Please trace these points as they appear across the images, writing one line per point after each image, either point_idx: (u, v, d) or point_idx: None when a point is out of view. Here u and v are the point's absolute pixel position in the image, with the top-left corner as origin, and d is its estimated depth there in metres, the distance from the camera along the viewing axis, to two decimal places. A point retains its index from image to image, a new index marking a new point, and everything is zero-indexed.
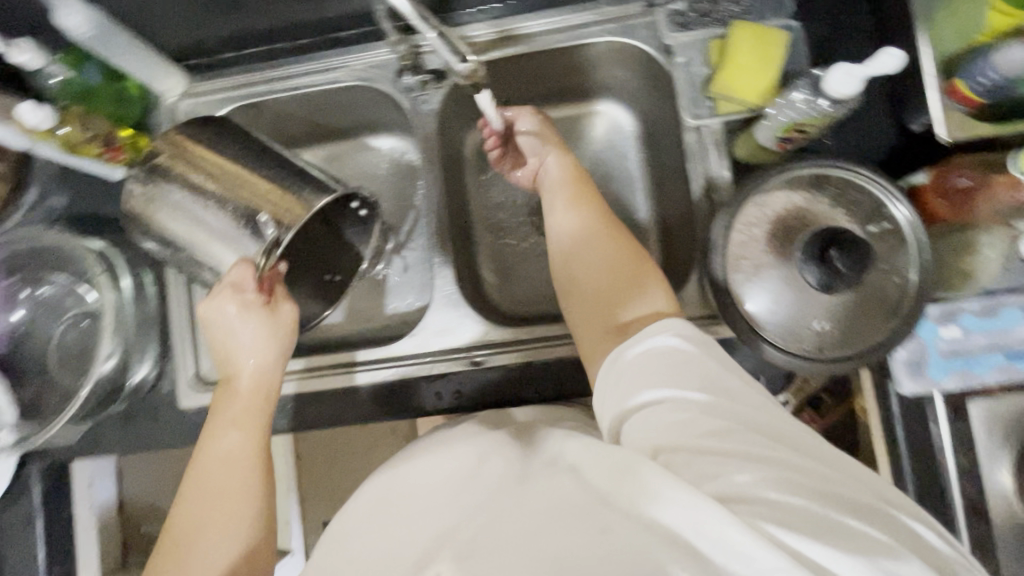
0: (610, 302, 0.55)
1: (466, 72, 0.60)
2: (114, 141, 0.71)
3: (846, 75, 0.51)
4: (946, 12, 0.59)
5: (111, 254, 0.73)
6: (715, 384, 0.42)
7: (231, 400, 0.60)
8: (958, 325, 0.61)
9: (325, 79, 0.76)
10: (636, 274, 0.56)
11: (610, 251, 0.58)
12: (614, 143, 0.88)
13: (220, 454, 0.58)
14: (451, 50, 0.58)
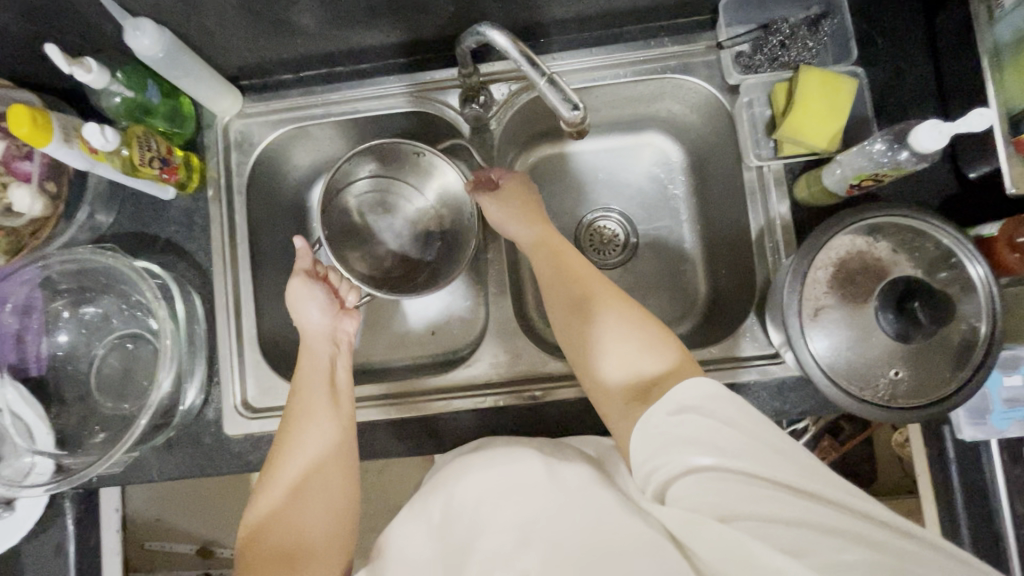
0: (609, 331, 0.58)
1: (574, 120, 0.56)
2: (171, 162, 0.69)
3: (934, 133, 0.51)
4: (1013, 69, 0.60)
5: (164, 276, 0.71)
6: (739, 434, 0.47)
7: (309, 365, 0.64)
8: (1019, 374, 0.62)
9: (383, 105, 0.76)
10: (634, 321, 0.57)
11: (588, 284, 0.63)
12: (661, 175, 0.89)
13: (300, 410, 0.60)
14: (558, 92, 0.55)
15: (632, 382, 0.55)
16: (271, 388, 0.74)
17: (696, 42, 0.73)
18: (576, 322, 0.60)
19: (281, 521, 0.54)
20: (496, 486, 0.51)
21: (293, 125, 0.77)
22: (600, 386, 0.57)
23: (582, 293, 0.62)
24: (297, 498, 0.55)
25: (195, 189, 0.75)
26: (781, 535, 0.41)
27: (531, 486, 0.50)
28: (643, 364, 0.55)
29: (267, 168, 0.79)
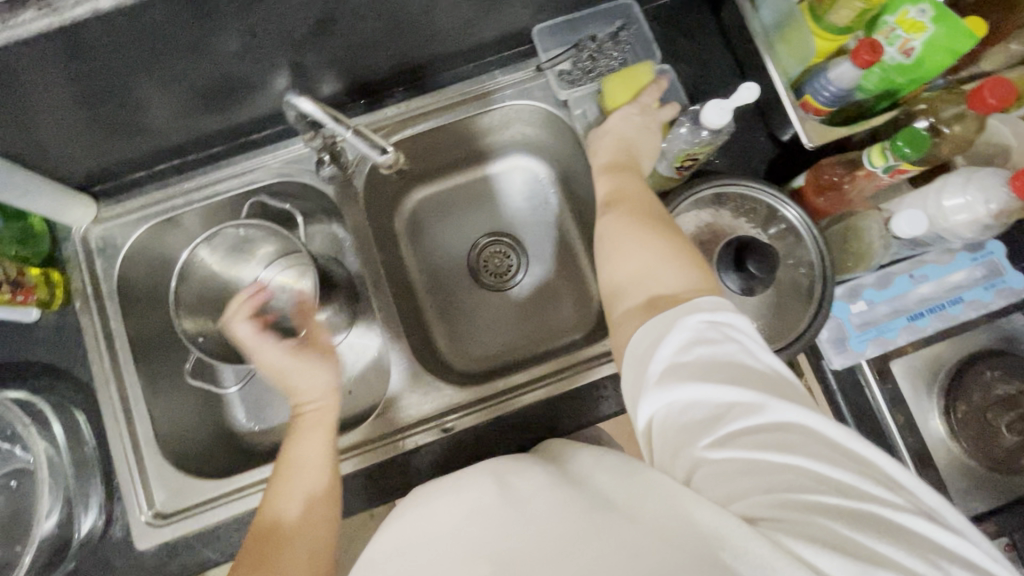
0: (633, 247, 0.54)
1: (388, 161, 0.67)
2: (24, 282, 0.69)
3: (719, 109, 0.59)
4: (782, 43, 0.70)
5: (33, 400, 0.68)
6: (722, 367, 0.41)
7: (320, 425, 0.70)
8: (863, 299, 0.70)
9: (243, 182, 0.78)
10: (665, 234, 0.54)
11: (614, 211, 0.59)
12: (535, 191, 0.94)
13: (305, 470, 0.65)
14: (367, 142, 0.65)
15: (646, 291, 0.50)
16: (180, 488, 0.71)
17: (522, 69, 0.80)
18: (612, 232, 0.57)
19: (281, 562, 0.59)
20: (454, 520, 0.44)
21: (154, 219, 0.76)
22: (619, 291, 0.53)
23: (609, 216, 0.59)
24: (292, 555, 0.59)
25: (61, 304, 0.73)
26: (727, 465, 0.37)
27: (488, 508, 0.44)
28: (668, 283, 0.50)
29: (138, 268, 0.78)
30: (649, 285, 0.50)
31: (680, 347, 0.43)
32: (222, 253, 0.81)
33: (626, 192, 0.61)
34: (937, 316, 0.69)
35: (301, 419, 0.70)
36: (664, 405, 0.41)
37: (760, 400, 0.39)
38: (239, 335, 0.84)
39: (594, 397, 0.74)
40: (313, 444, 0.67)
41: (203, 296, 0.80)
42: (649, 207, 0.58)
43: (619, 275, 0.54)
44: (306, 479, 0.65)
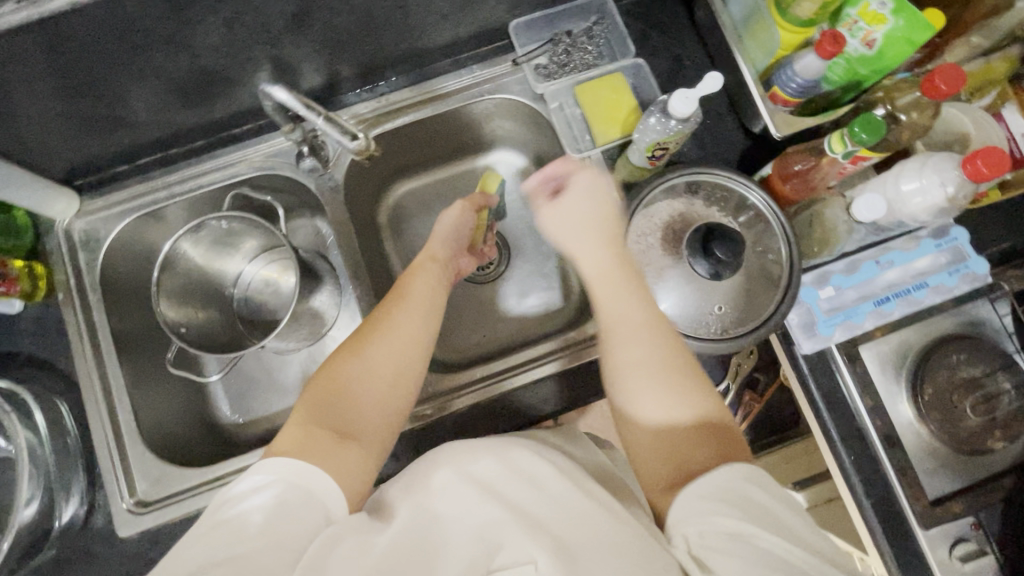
0: (654, 391, 0.51)
1: (358, 147, 0.72)
2: (7, 274, 0.70)
3: (684, 99, 0.61)
4: (751, 37, 0.72)
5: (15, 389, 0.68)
6: (757, 502, 0.42)
7: (409, 333, 0.61)
8: (831, 285, 0.72)
9: (225, 175, 0.79)
10: (695, 392, 0.51)
11: (628, 338, 0.55)
12: (517, 185, 0.96)
13: (384, 370, 0.58)
14: (340, 130, 0.69)
15: (678, 463, 0.48)
16: (161, 477, 0.72)
17: (500, 64, 0.81)
18: (630, 368, 0.53)
19: (350, 456, 0.52)
20: (515, 489, 0.45)
21: (137, 212, 0.77)
22: (639, 451, 0.51)
23: (623, 348, 0.55)
24: (365, 398, 0.56)
25: (44, 296, 0.74)
26: (766, 570, 0.38)
27: (534, 493, 0.45)
28: (681, 422, 0.50)
29: (122, 260, 0.79)
30: (664, 435, 0.49)
31: (734, 480, 0.43)
32: (205, 246, 0.82)
33: (641, 300, 0.58)
34: (902, 300, 0.71)
35: (393, 318, 0.62)
36: (712, 521, 0.41)
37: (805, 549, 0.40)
38: (222, 327, 0.85)
39: (571, 386, 0.76)
40: (401, 351, 0.60)
41: (183, 285, 0.80)
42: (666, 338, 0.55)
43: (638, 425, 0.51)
44: (387, 389, 0.58)
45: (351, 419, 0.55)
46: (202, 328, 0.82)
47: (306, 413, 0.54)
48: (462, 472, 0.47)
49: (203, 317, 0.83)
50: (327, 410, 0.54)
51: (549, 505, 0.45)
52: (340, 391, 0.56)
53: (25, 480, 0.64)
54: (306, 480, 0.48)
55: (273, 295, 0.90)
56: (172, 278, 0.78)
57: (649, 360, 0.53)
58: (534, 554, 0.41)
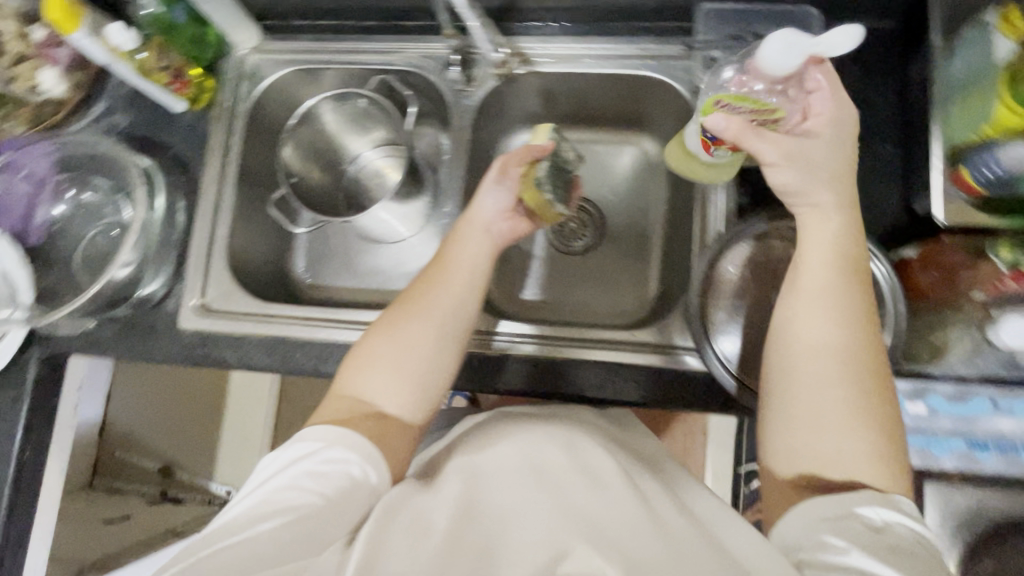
0: (833, 402, 0.48)
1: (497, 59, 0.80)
2: (183, 76, 0.79)
3: (787, 48, 0.51)
4: (960, 105, 0.62)
5: (155, 172, 0.79)
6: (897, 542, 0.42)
7: (440, 314, 0.62)
8: (925, 403, 0.61)
9: (380, 60, 0.83)
10: (880, 422, 0.48)
11: (826, 340, 0.50)
12: (639, 175, 0.93)
13: (418, 347, 0.60)
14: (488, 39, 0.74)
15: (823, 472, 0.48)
16: (230, 293, 0.81)
17: (672, 44, 0.78)
18: (821, 364, 0.49)
19: (392, 430, 0.56)
20: (572, 472, 0.50)
21: (299, 65, 0.85)
22: (791, 452, 0.49)
23: (815, 347, 0.50)
24: (390, 371, 0.58)
25: (203, 105, 0.83)
26: None
27: (590, 479, 0.50)
28: (854, 449, 0.47)
29: (272, 102, 0.87)
30: (829, 449, 0.48)
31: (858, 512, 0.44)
32: (343, 117, 0.87)
33: (863, 326, 0.51)
34: (1002, 456, 0.61)
35: (425, 300, 0.63)
36: (839, 555, 0.41)
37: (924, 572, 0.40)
38: (325, 193, 0.92)
39: (603, 378, 0.74)
40: (437, 331, 0.61)
41: (306, 144, 0.87)
42: (874, 351, 0.50)
43: (794, 427, 0.49)
44: (421, 366, 0.59)
45: (376, 391, 0.58)
46: (307, 186, 0.88)
47: (353, 388, 0.58)
48: (520, 452, 0.53)
49: (312, 177, 0.89)
50: (357, 379, 0.58)
51: (608, 512, 0.47)
52: (366, 364, 0.59)
53: (130, 245, 0.74)
54: (354, 449, 0.52)
55: (376, 180, 0.95)
56: (296, 133, 0.84)
57: (857, 364, 0.49)
58: (599, 564, 0.43)
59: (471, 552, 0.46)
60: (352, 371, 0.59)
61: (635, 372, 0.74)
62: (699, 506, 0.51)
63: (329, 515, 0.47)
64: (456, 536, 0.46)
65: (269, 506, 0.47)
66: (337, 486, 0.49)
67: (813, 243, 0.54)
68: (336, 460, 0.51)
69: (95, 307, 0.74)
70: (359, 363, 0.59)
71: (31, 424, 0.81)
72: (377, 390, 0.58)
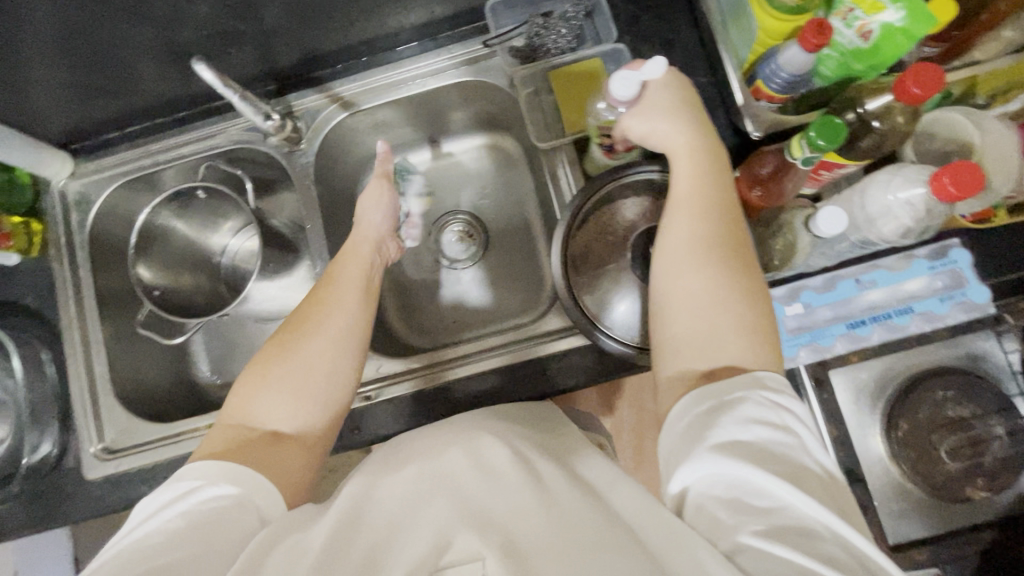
0: (694, 294, 0.50)
1: (269, 126, 0.73)
2: (0, 229, 0.75)
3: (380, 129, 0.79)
4: (735, 26, 0.67)
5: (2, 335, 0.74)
6: (767, 434, 0.41)
7: (338, 325, 0.62)
8: (800, 302, 0.65)
9: (205, 146, 0.81)
10: (748, 305, 0.49)
11: (689, 242, 0.53)
12: (501, 172, 0.94)
13: (320, 361, 0.59)
14: (252, 109, 0.71)
15: (710, 359, 0.48)
16: (129, 427, 0.77)
17: (477, 44, 0.78)
18: (674, 257, 0.53)
19: (280, 454, 0.54)
20: (468, 469, 0.48)
21: (124, 177, 0.82)
22: (679, 355, 0.50)
23: (673, 252, 0.53)
24: (275, 392, 0.57)
25: (38, 252, 0.79)
26: (735, 512, 0.39)
27: (486, 472, 0.47)
28: (729, 334, 0.48)
29: (110, 222, 0.83)
30: (709, 341, 0.49)
31: (735, 408, 0.43)
32: (189, 216, 0.85)
33: (714, 219, 0.54)
34: (881, 325, 0.65)
35: (331, 309, 0.63)
36: (702, 465, 0.41)
37: (789, 462, 0.40)
38: (199, 293, 0.88)
39: (516, 383, 0.75)
40: (334, 348, 0.60)
41: (162, 252, 0.83)
42: (721, 222, 0.54)
43: (675, 324, 0.51)
44: (323, 379, 0.59)
45: (258, 414, 0.57)
46: (173, 296, 0.83)
47: (241, 414, 0.57)
48: (413, 464, 0.50)
49: (178, 284, 0.85)
50: (235, 413, 0.57)
51: (498, 505, 0.45)
52: (248, 395, 0.58)
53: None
54: (236, 485, 0.50)
55: (248, 261, 0.93)
56: (141, 242, 0.79)
57: (708, 247, 0.52)
58: (484, 553, 0.42)
59: (354, 568, 0.42)
60: (233, 405, 0.58)
61: (545, 365, 0.75)
62: (595, 471, 0.48)
63: (195, 555, 0.44)
64: (337, 547, 0.43)
65: (126, 561, 0.43)
66: (208, 531, 0.45)
67: (679, 154, 0.57)
68: (212, 501, 0.48)
69: None
70: (237, 398, 0.58)
71: None
72: (260, 413, 0.57)
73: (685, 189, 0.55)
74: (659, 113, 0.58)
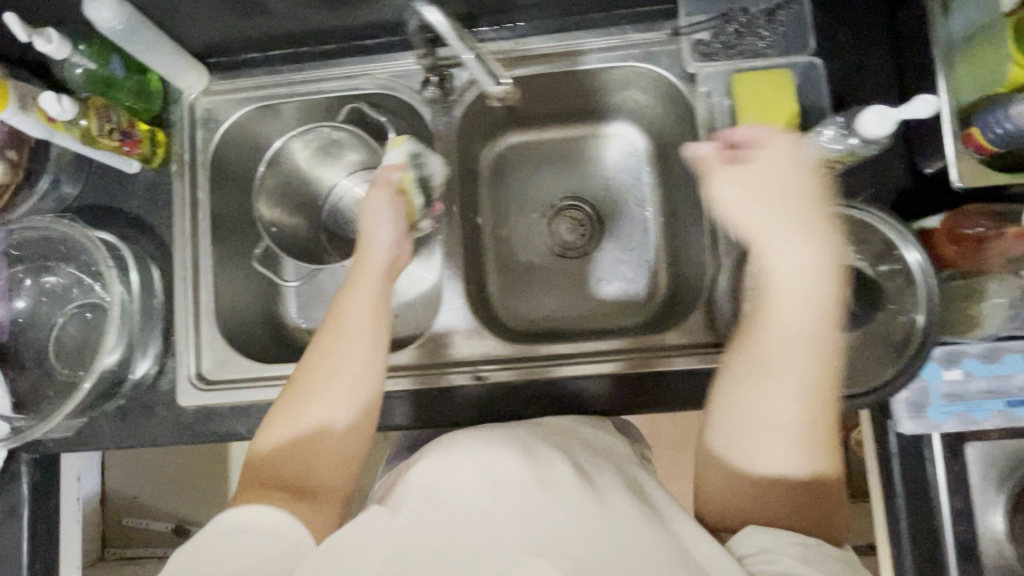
0: (775, 428, 0.49)
1: (499, 91, 0.72)
2: (133, 134, 0.70)
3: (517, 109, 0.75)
4: (965, 60, 0.61)
5: (123, 247, 0.72)
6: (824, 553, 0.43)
7: (330, 382, 0.58)
8: (959, 368, 0.63)
9: (346, 85, 0.77)
10: (823, 453, 0.50)
11: (790, 386, 0.50)
12: (629, 166, 0.91)
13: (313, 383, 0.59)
14: (484, 70, 0.68)
15: (767, 509, 0.48)
16: (225, 360, 0.75)
17: (657, 30, 0.73)
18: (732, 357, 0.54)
19: (323, 466, 0.56)
20: (531, 481, 0.44)
21: (257, 102, 0.78)
22: (727, 484, 0.51)
23: (753, 398, 0.51)
24: (303, 429, 0.57)
25: (159, 164, 0.76)
26: None
27: (546, 486, 0.44)
28: (796, 477, 0.49)
29: (233, 146, 0.79)
30: (770, 483, 0.49)
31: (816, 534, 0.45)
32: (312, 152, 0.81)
33: (817, 360, 0.51)
34: None
35: (341, 350, 0.59)
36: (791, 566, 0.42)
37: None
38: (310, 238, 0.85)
39: (633, 392, 0.69)
40: (339, 403, 0.58)
41: (281, 189, 0.81)
42: (824, 360, 0.51)
43: (734, 451, 0.50)
44: (328, 448, 0.57)
45: (275, 444, 0.56)
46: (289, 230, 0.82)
47: (262, 441, 0.57)
48: (477, 465, 0.46)
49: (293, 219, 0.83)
50: (280, 406, 0.58)
51: (559, 522, 0.41)
52: (287, 412, 0.57)
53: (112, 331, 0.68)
54: (286, 526, 0.48)
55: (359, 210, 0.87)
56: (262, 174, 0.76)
57: (811, 403, 0.50)
58: None
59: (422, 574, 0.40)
60: (273, 413, 0.58)
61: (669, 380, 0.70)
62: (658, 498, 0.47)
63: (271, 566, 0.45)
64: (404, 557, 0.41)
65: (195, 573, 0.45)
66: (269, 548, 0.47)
67: (789, 266, 0.52)
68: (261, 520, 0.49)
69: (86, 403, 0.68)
70: (280, 403, 0.59)
71: (36, 531, 0.75)
72: (267, 438, 0.57)
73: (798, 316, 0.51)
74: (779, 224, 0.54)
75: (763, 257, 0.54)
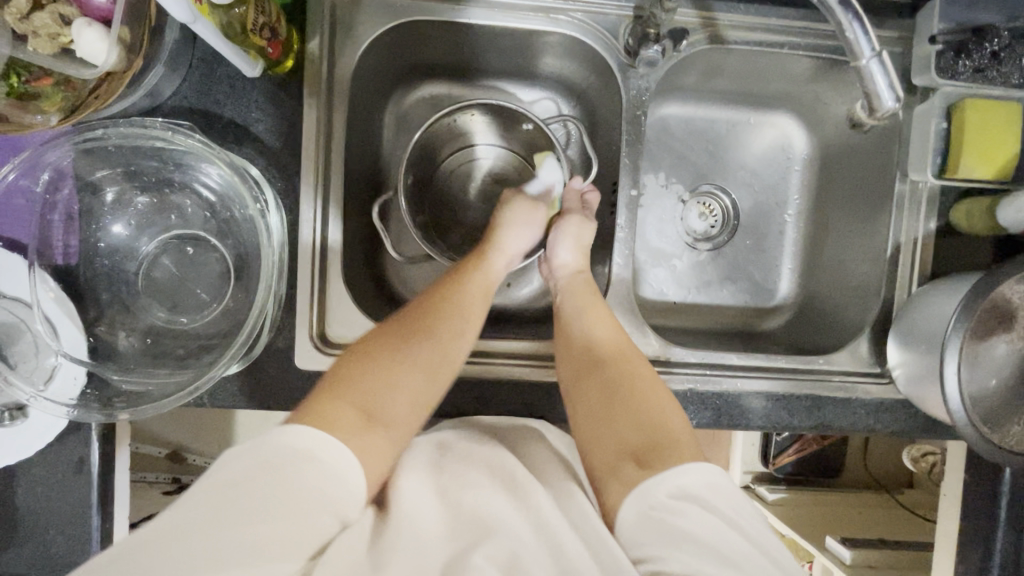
0: (656, 388, 0.57)
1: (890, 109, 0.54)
2: (278, 34, 0.57)
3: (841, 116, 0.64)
4: None
5: (263, 182, 0.60)
6: (667, 506, 0.46)
7: (446, 339, 0.55)
8: None
9: (526, 15, 0.65)
10: (656, 392, 0.56)
11: (608, 363, 0.58)
12: (777, 162, 0.83)
13: (379, 353, 0.52)
14: (888, 78, 0.52)
15: (635, 442, 0.52)
16: (351, 320, 0.64)
17: (885, 29, 0.67)
18: (573, 406, 0.58)
19: (376, 445, 0.46)
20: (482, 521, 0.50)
21: (414, 14, 0.64)
22: (599, 447, 0.53)
23: (606, 360, 0.58)
24: (385, 391, 0.49)
25: (287, 72, 0.61)
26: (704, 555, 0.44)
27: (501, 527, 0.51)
28: (631, 413, 0.54)
29: (372, 61, 0.67)
30: (632, 420, 0.53)
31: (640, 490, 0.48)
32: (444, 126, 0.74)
33: (633, 358, 0.59)
34: None
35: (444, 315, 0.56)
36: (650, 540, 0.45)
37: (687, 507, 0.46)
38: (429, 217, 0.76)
39: (790, 413, 0.69)
40: (421, 364, 0.52)
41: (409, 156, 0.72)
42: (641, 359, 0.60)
43: (626, 405, 0.55)
44: (417, 378, 0.52)
45: (356, 395, 0.48)
46: (427, 200, 0.78)
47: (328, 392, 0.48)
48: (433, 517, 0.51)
49: (429, 187, 0.78)
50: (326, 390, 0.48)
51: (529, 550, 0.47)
52: (341, 379, 0.49)
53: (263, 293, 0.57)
54: (299, 438, 0.43)
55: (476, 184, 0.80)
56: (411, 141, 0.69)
57: (635, 368, 0.58)
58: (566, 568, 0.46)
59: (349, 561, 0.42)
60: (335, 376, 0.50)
61: (826, 403, 0.69)
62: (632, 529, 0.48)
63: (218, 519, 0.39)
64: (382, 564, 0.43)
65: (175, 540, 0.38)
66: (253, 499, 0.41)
67: (606, 308, 0.64)
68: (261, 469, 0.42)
69: (211, 365, 0.57)
70: (342, 370, 0.50)
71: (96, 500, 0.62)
72: (335, 405, 0.47)
73: (596, 324, 0.62)
74: (569, 293, 0.66)
75: (575, 303, 0.64)
